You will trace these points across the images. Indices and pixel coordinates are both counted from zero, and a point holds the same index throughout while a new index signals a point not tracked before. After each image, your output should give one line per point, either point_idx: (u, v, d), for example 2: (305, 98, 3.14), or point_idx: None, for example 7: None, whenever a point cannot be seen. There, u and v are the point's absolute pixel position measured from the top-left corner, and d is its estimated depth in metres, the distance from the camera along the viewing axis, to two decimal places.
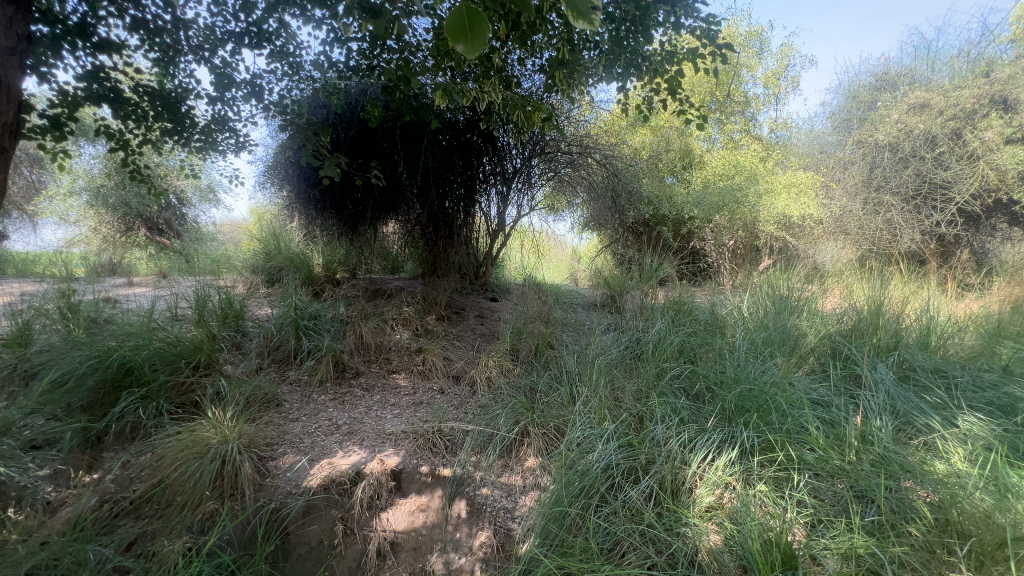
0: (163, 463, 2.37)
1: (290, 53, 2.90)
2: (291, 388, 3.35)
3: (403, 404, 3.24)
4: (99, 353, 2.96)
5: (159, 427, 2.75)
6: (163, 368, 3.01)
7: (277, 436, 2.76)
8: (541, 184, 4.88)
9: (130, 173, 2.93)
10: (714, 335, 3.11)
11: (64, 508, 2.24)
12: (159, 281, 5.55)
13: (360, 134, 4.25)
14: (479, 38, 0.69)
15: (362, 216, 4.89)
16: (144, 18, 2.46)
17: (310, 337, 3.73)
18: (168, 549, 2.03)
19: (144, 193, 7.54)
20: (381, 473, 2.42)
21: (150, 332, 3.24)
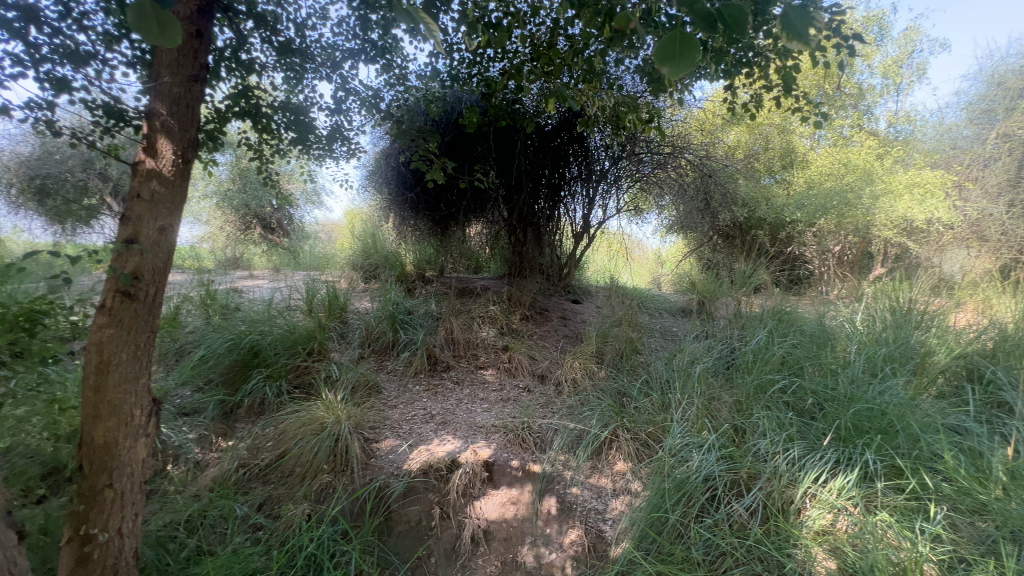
0: (286, 437, 2.66)
1: (398, 66, 3.10)
2: (389, 377, 3.61)
3: (492, 399, 3.36)
4: (234, 337, 3.39)
5: (281, 404, 3.09)
6: (284, 352, 3.38)
7: (379, 420, 2.98)
8: (629, 186, 4.76)
9: (262, 178, 3.31)
10: (822, 348, 2.88)
11: (209, 467, 2.60)
12: (274, 274, 6.21)
13: (456, 139, 4.46)
14: (688, 57, 0.75)
15: (453, 217, 5.12)
16: (281, 42, 2.77)
17: (406, 330, 3.98)
18: (292, 513, 2.28)
19: (261, 196, 8.45)
20: (475, 463, 2.54)
21: (272, 320, 3.65)
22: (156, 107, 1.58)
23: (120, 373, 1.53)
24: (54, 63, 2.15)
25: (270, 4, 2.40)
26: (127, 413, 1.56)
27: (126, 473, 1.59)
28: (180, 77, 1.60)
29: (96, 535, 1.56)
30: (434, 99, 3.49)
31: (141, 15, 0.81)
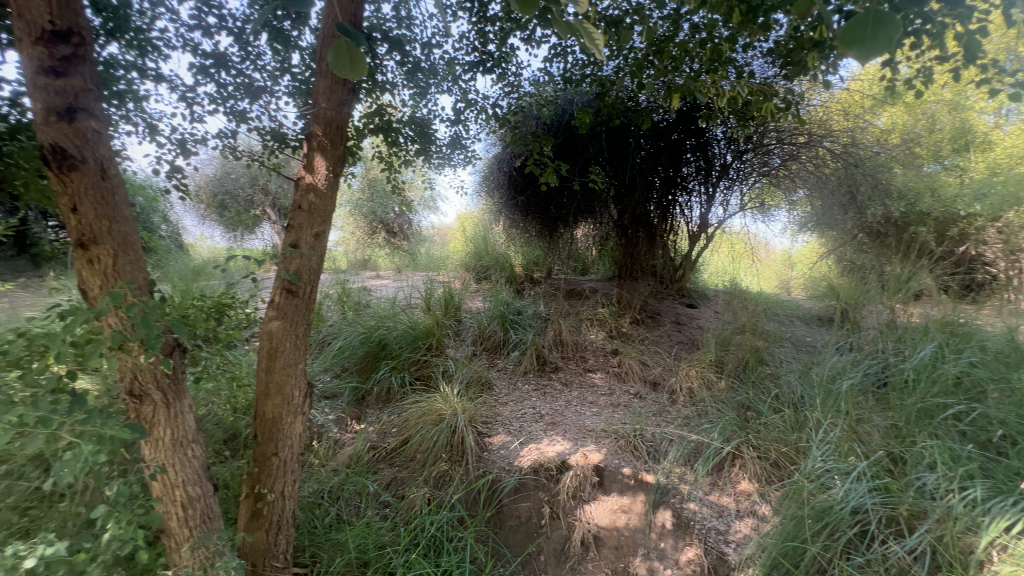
0: (409, 425, 2.89)
1: (513, 74, 3.20)
2: (499, 374, 3.74)
3: (601, 403, 3.32)
4: (365, 331, 3.77)
5: (404, 394, 3.37)
6: (408, 346, 3.68)
7: (492, 416, 3.11)
8: (753, 180, 4.40)
9: (391, 187, 3.63)
10: (1015, 369, 2.36)
11: (345, 445, 2.91)
12: (397, 275, 6.80)
13: (566, 141, 4.47)
14: (875, 43, 0.72)
15: (563, 219, 5.13)
16: (410, 63, 3.01)
17: (516, 330, 4.09)
18: (415, 496, 2.47)
19: (385, 203, 9.28)
20: (585, 467, 2.53)
21: (397, 316, 4.00)
22: (314, 129, 1.82)
23: (284, 359, 1.79)
24: (236, 98, 2.59)
25: (403, 28, 2.61)
26: (290, 393, 1.82)
27: (287, 444, 1.84)
28: (333, 101, 1.81)
29: (265, 494, 1.83)
30: (546, 103, 3.53)
31: (339, 54, 0.92)
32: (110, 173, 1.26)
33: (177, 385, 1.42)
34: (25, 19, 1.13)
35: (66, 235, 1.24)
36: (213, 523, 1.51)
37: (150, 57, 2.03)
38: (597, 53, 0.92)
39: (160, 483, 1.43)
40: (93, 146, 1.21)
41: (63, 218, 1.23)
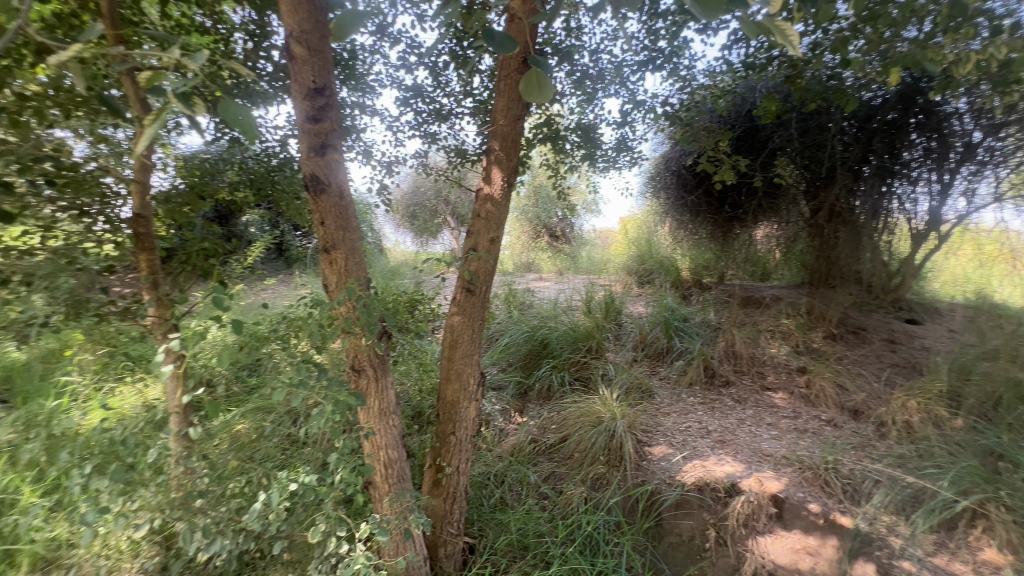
0: (568, 423, 2.98)
1: (685, 68, 3.03)
2: (661, 383, 3.57)
3: (782, 426, 2.94)
4: (529, 330, 3.98)
5: (564, 393, 3.47)
6: (568, 347, 3.78)
7: (652, 425, 3.00)
8: (1018, 161, 3.36)
9: (557, 193, 3.77)
10: None
11: (508, 435, 3.11)
12: (559, 278, 7.00)
13: (746, 133, 4.06)
14: None
15: (740, 219, 4.61)
16: (578, 73, 3.09)
17: (681, 339, 3.86)
18: (572, 493, 2.53)
19: (549, 208, 9.62)
20: (760, 494, 2.28)
21: (558, 318, 4.13)
22: (493, 144, 2.02)
23: (462, 350, 2.02)
24: (429, 123, 3.01)
25: (571, 39, 2.69)
26: (465, 380, 2.04)
27: (462, 426, 2.07)
28: (510, 117, 1.97)
29: (444, 467, 2.08)
30: (722, 95, 3.26)
31: (529, 83, 0.87)
32: (346, 194, 1.59)
33: (382, 363, 1.72)
34: (298, 82, 1.49)
35: (316, 243, 1.61)
36: (406, 483, 1.78)
37: (369, 96, 2.49)
38: (796, 51, 0.76)
39: (370, 444, 1.73)
40: (336, 173, 1.55)
41: (315, 229, 1.60)
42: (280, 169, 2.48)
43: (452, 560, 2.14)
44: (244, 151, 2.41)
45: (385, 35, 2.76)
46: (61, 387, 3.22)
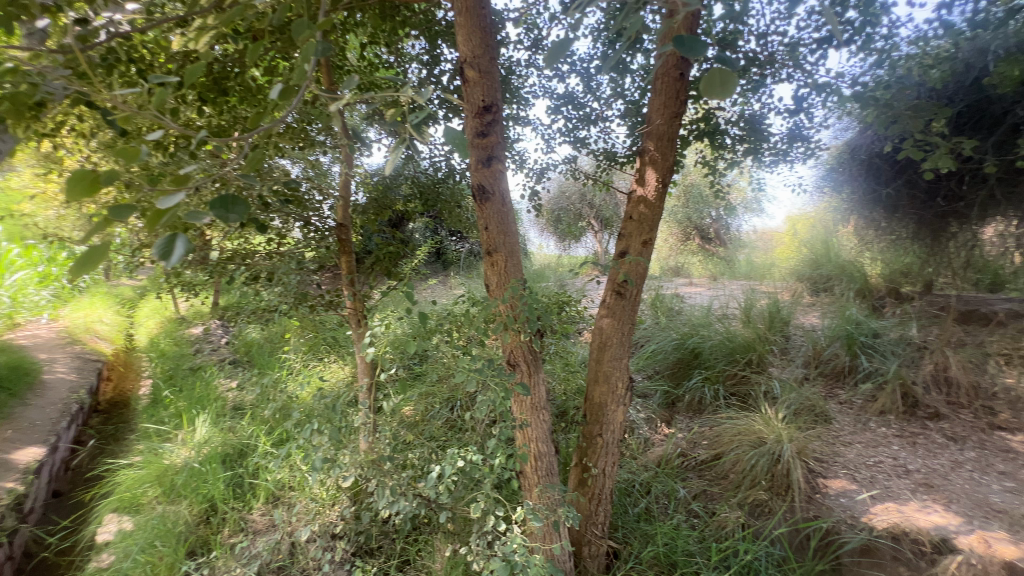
0: (723, 440, 2.76)
1: (882, 38, 2.57)
2: (841, 407, 3.07)
3: (1022, 479, 2.32)
4: (679, 337, 3.76)
5: (718, 408, 3.20)
6: (723, 358, 3.48)
7: (829, 455, 2.61)
8: None
9: (714, 192, 3.50)
10: None
11: (654, 445, 2.98)
12: (712, 284, 6.49)
13: (971, 108, 3.27)
14: None
15: (959, 214, 3.67)
16: (742, 61, 2.84)
17: (870, 357, 3.27)
18: (727, 516, 2.34)
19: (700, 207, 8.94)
20: (986, 559, 1.84)
21: (712, 326, 3.82)
22: (648, 145, 1.98)
23: (612, 352, 2.02)
24: (579, 128, 3.06)
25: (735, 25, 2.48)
26: (614, 384, 2.03)
27: (610, 429, 2.06)
28: (666, 116, 1.91)
29: (591, 467, 2.10)
30: (936, 64, 2.69)
31: (708, 81, 0.81)
32: (508, 202, 1.73)
33: (533, 359, 1.80)
34: (468, 102, 1.66)
35: (480, 246, 1.76)
36: (554, 477, 1.85)
37: (523, 108, 2.64)
38: None
39: (522, 435, 1.83)
40: (499, 183, 1.69)
41: (479, 235, 1.76)
42: (445, 181, 2.76)
43: (595, 562, 2.15)
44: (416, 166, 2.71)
45: (539, 47, 2.91)
46: (282, 361, 4.05)
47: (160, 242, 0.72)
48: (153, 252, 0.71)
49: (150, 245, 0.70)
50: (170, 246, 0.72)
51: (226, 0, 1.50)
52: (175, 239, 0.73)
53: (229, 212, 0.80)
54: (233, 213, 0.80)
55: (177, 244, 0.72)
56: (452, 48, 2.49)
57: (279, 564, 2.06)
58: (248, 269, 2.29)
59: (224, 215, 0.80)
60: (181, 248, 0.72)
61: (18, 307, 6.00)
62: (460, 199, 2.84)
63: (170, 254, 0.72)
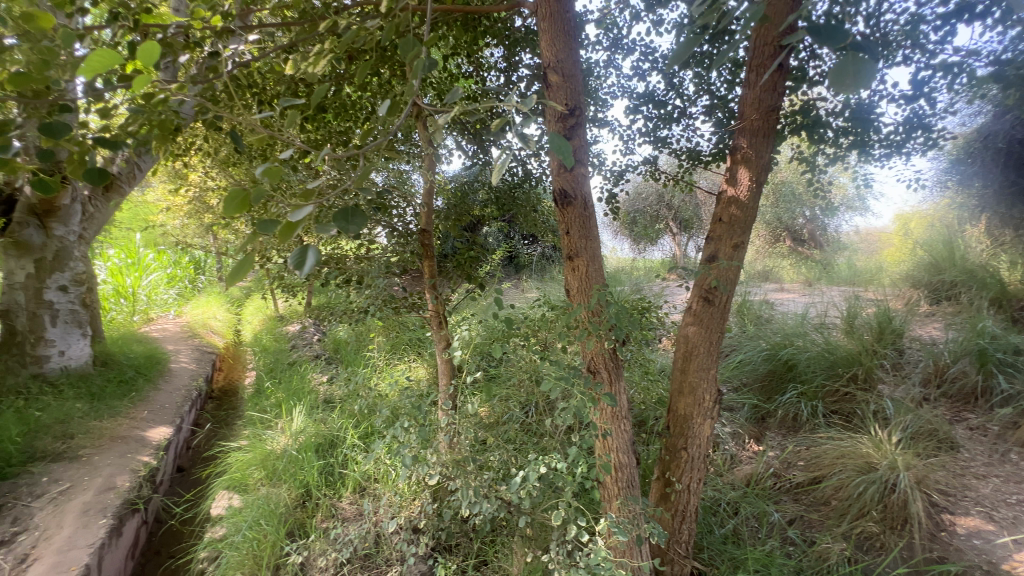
0: (822, 463, 2.52)
1: None
2: (971, 434, 2.67)
3: None
4: (769, 347, 3.48)
5: (816, 427, 2.92)
6: (822, 372, 3.17)
7: (956, 488, 2.29)
8: None
9: (812, 190, 3.20)
10: None
11: (743, 463, 2.78)
12: (808, 291, 5.97)
13: None
14: None
15: None
16: None
17: (1009, 377, 2.81)
18: (830, 547, 2.12)
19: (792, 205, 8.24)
20: None
21: (809, 336, 3.49)
22: (739, 142, 1.86)
23: (698, 362, 1.91)
24: (659, 127, 2.94)
25: None
26: (701, 395, 1.93)
27: (696, 443, 1.96)
28: (762, 110, 1.79)
29: (674, 482, 2.00)
30: None
31: (841, 72, 0.78)
32: (590, 205, 1.70)
33: (615, 365, 1.75)
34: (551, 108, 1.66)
35: (561, 251, 1.75)
36: (635, 490, 1.78)
37: (600, 109, 2.60)
38: None
39: (602, 444, 1.78)
40: (582, 186, 1.67)
41: (560, 240, 1.75)
42: (521, 186, 2.79)
43: None
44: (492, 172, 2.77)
45: (619, 47, 2.84)
46: (366, 359, 4.29)
47: (296, 252, 0.82)
48: (289, 263, 0.81)
49: (288, 256, 0.80)
50: (304, 257, 0.81)
51: (331, 25, 1.63)
52: (306, 251, 0.82)
53: (349, 222, 0.89)
54: (352, 224, 0.89)
55: (307, 255, 0.81)
56: (531, 54, 2.50)
57: (365, 552, 2.18)
58: (341, 272, 2.45)
59: (346, 225, 0.90)
60: (313, 259, 0.81)
61: (151, 303, 6.92)
62: (535, 204, 2.88)
63: (304, 265, 0.82)
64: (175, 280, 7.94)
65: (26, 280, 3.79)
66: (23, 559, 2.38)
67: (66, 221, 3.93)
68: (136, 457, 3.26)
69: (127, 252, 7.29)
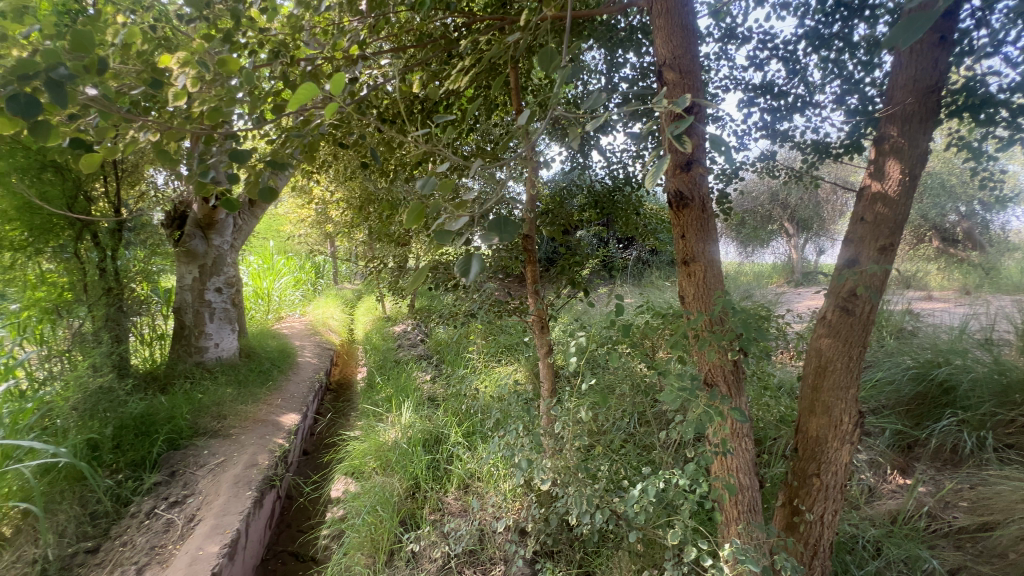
0: (995, 507, 2.11)
1: None
2: None
3: None
4: (918, 365, 3.00)
5: (985, 463, 2.45)
6: (991, 398, 2.66)
7: None
8: None
9: (978, 182, 2.71)
10: None
11: (885, 498, 2.43)
12: (966, 301, 5.05)
13: None
14: None
15: None
16: None
17: None
18: None
19: None
20: None
21: (972, 353, 2.94)
22: (887, 130, 1.64)
23: (835, 379, 1.70)
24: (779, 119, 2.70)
25: None
26: (838, 417, 1.71)
27: (831, 470, 1.74)
28: (917, 92, 1.57)
29: (803, 511, 1.80)
30: None
31: None
32: (708, 206, 1.61)
33: (735, 375, 1.63)
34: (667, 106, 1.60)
35: (676, 256, 1.67)
36: (756, 515, 1.64)
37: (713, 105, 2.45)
38: None
39: (719, 463, 1.66)
40: (700, 187, 1.58)
41: (675, 244, 1.68)
42: (622, 188, 2.69)
43: None
44: (594, 176, 2.75)
45: (733, 36, 2.65)
46: (466, 360, 4.45)
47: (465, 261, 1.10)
48: (460, 270, 1.10)
49: (457, 265, 1.09)
50: (470, 265, 1.09)
51: (471, 45, 1.69)
52: (472, 260, 1.10)
53: (502, 232, 1.12)
54: (504, 233, 1.13)
55: (472, 264, 1.09)
56: (635, 53, 2.44)
57: (471, 547, 2.25)
58: (448, 277, 2.55)
59: (499, 235, 1.14)
60: (477, 267, 1.08)
61: (282, 303, 7.86)
62: (637, 207, 2.77)
63: (470, 271, 1.10)
64: (300, 283, 8.94)
65: (193, 283, 4.50)
66: (191, 518, 2.81)
67: (221, 233, 4.60)
68: (274, 439, 3.71)
69: (264, 258, 8.36)
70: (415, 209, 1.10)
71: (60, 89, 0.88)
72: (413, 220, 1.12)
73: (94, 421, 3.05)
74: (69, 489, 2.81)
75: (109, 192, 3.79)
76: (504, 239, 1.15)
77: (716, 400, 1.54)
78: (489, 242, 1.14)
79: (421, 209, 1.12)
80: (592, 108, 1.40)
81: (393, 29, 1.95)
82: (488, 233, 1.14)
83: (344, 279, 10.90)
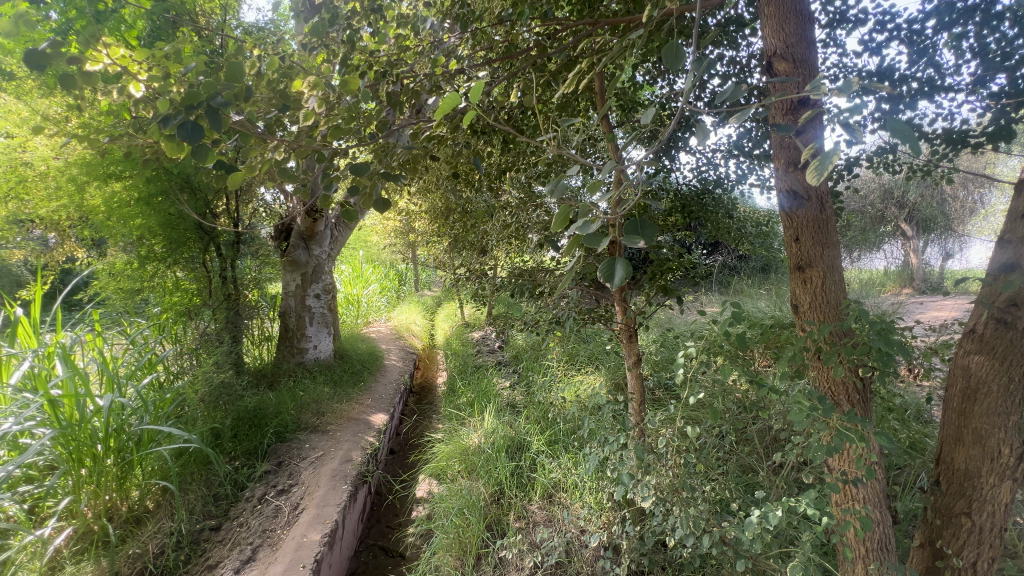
0: None
1: None
2: None
3: None
4: None
5: None
6: None
7: None
8: None
9: None
10: None
11: None
12: None
13: None
14: None
15: None
16: None
17: None
18: None
19: None
20: None
21: None
22: None
23: (988, 405, 1.46)
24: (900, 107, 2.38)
25: None
26: (994, 448, 1.46)
27: (986, 510, 1.49)
28: None
29: (950, 556, 1.56)
30: None
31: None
32: (827, 207, 1.47)
33: (862, 395, 1.48)
34: (781, 98, 1.48)
35: (788, 261, 1.54)
36: (889, 556, 1.46)
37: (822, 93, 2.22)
38: None
39: (842, 494, 1.50)
40: (817, 185, 1.46)
41: (788, 248, 1.54)
42: (711, 191, 2.56)
43: None
44: (683, 179, 2.62)
45: (844, 20, 2.41)
46: (546, 367, 4.43)
47: (605, 266, 0.96)
48: (600, 276, 0.95)
49: (599, 272, 0.94)
50: (613, 270, 0.95)
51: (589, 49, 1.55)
52: (614, 264, 0.96)
53: (642, 235, 0.93)
54: (644, 236, 0.94)
55: (616, 268, 0.94)
56: (730, 47, 2.30)
57: (558, 561, 2.21)
58: (533, 285, 2.54)
59: (639, 238, 0.95)
60: (622, 271, 0.94)
61: (369, 309, 8.35)
62: (729, 209, 2.59)
63: (612, 277, 0.96)
64: (385, 290, 9.45)
65: (296, 290, 4.91)
66: (296, 506, 3.04)
67: (320, 243, 4.99)
68: (365, 437, 3.94)
69: (353, 267, 8.95)
70: (561, 212, 1.02)
71: (216, 115, 1.04)
72: (559, 224, 1.05)
73: (217, 413, 3.45)
74: (197, 472, 3.17)
75: (230, 208, 4.24)
76: (645, 243, 0.97)
77: (855, 421, 1.35)
78: (627, 246, 0.97)
79: (567, 211, 1.03)
80: (731, 103, 1.10)
81: (485, 45, 2.00)
82: (625, 237, 0.97)
83: (424, 286, 11.31)
